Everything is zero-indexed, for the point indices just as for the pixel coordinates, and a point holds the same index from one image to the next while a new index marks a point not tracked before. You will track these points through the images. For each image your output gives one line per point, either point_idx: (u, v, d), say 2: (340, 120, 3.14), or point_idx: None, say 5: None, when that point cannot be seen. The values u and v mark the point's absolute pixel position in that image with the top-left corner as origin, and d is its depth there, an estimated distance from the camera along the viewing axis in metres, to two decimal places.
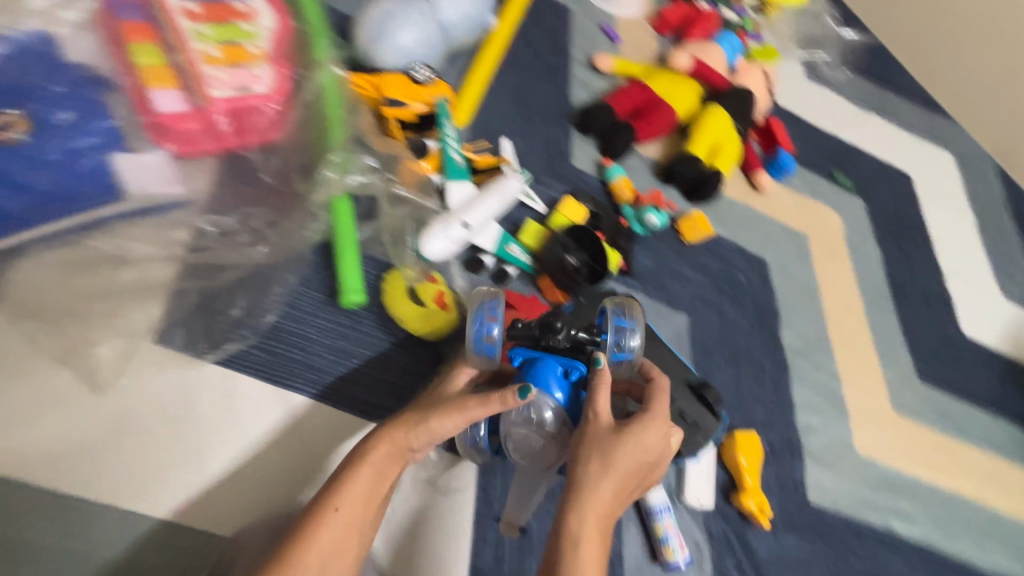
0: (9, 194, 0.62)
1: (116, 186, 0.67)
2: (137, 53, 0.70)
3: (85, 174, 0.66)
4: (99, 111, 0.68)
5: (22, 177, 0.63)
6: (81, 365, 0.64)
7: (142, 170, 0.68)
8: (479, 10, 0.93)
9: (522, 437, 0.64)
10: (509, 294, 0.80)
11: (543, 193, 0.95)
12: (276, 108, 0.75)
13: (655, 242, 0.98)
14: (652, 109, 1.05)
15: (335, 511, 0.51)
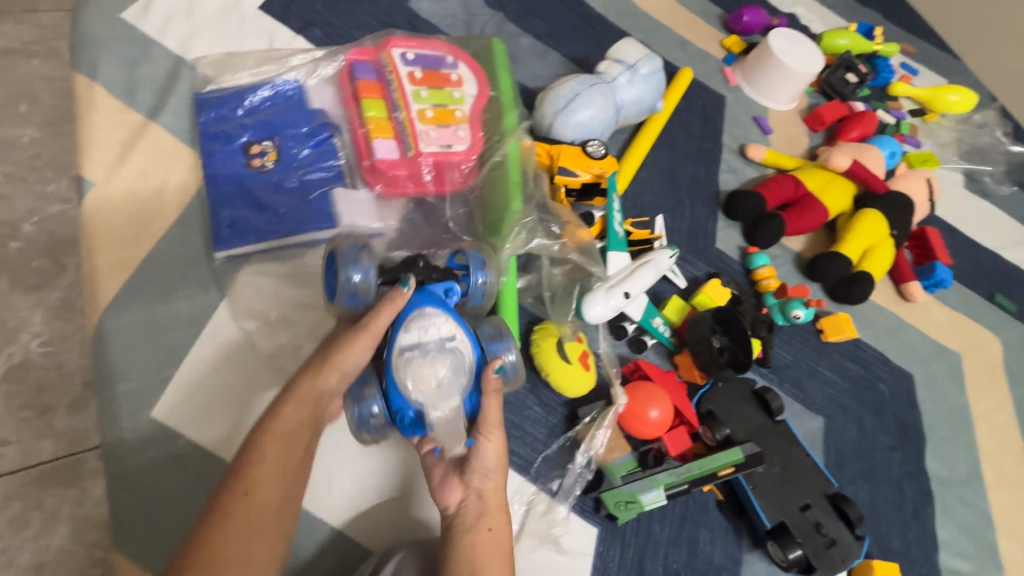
0: (257, 212, 0.77)
1: (334, 216, 0.78)
2: (366, 105, 0.83)
3: (312, 203, 0.79)
4: (330, 149, 0.83)
5: (268, 200, 0.78)
6: (280, 366, 0.72)
7: (355, 204, 0.80)
8: (651, 95, 1.00)
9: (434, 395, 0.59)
10: (648, 365, 0.82)
11: (687, 270, 0.98)
12: (470, 166, 0.86)
13: (793, 336, 0.96)
14: (803, 204, 1.06)
15: (249, 491, 0.50)
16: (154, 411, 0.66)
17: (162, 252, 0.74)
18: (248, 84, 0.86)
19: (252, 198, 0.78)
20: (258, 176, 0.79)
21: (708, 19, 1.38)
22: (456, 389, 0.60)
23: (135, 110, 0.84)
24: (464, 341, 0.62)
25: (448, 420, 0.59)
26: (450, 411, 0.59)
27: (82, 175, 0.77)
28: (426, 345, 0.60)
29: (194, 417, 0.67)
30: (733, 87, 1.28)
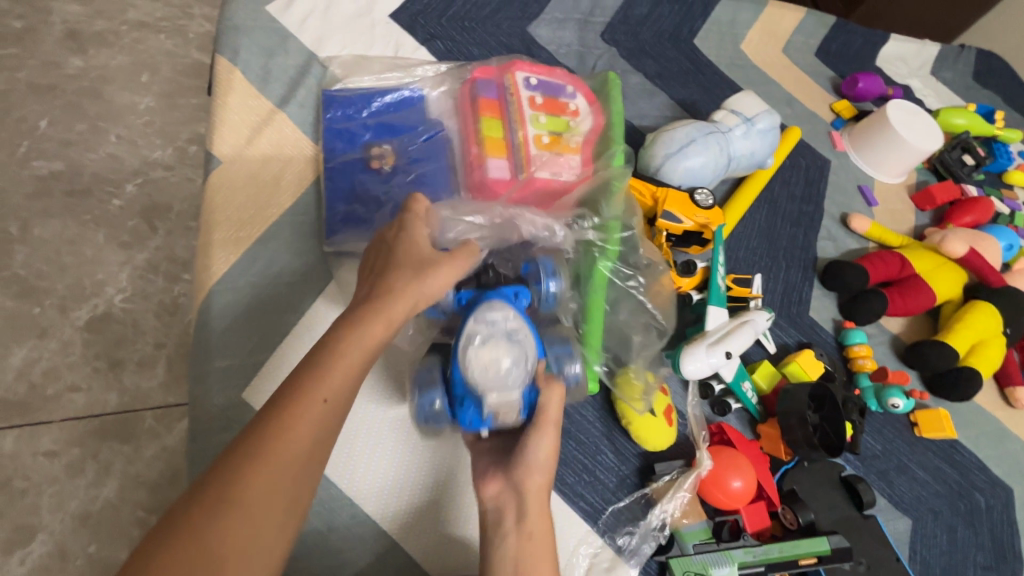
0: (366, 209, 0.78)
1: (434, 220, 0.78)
2: (486, 123, 0.84)
3: None
4: (442, 160, 0.84)
5: (377, 199, 0.79)
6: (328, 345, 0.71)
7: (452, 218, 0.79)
8: (764, 150, 0.97)
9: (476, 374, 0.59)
10: (730, 429, 0.78)
11: (776, 334, 0.94)
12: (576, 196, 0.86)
13: (884, 424, 0.89)
14: (908, 285, 1.00)
15: (323, 404, 0.43)
16: (245, 393, 0.67)
17: (272, 237, 0.76)
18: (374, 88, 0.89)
19: (366, 199, 0.79)
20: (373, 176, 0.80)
21: (819, 81, 1.34)
22: (516, 377, 0.59)
23: (266, 97, 0.87)
24: (528, 329, 0.61)
25: (506, 402, 0.58)
26: (506, 393, 0.58)
27: (209, 152, 0.80)
28: (492, 331, 0.59)
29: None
30: (839, 153, 1.24)
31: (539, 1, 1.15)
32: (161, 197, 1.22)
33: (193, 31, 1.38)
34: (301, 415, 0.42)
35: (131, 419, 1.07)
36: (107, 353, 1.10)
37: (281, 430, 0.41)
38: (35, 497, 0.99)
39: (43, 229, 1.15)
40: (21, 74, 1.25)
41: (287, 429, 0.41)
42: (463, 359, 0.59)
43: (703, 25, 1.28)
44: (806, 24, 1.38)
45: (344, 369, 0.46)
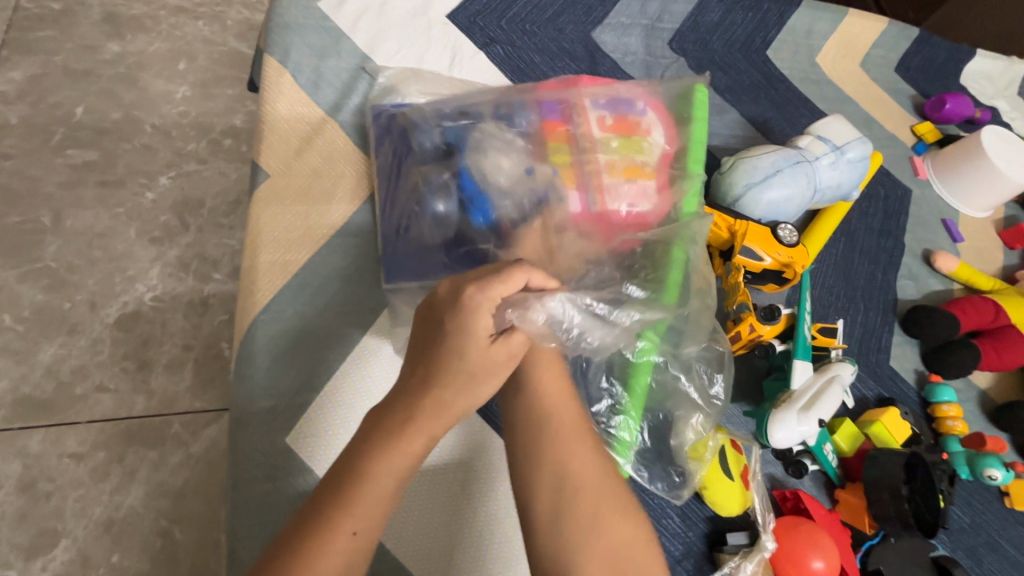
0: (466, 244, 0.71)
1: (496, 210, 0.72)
2: (510, 101, 0.79)
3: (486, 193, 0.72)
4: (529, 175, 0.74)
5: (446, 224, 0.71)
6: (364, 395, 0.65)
7: (510, 193, 0.73)
8: (851, 182, 0.89)
9: (479, 168, 0.73)
10: (807, 497, 0.71)
11: (855, 386, 0.85)
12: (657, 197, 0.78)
13: (973, 493, 0.81)
14: (1003, 337, 0.91)
15: (352, 536, 0.43)
16: (287, 437, 0.61)
17: (321, 261, 0.70)
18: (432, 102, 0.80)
19: (440, 239, 0.71)
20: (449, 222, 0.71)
21: (899, 99, 1.23)
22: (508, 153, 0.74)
23: (317, 104, 0.81)
24: (492, 133, 0.76)
25: (517, 172, 0.74)
26: (509, 168, 0.74)
27: (256, 164, 0.74)
28: (489, 150, 0.74)
29: (323, 453, 0.61)
30: (921, 181, 1.14)
31: (604, 4, 1.06)
32: (194, 192, 1.16)
33: (231, 18, 1.32)
34: (330, 552, 0.43)
35: (157, 424, 1.00)
36: (136, 354, 1.04)
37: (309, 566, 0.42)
38: (60, 501, 0.94)
39: (74, 221, 1.10)
40: (57, 57, 1.20)
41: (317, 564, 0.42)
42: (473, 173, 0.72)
43: (778, 34, 1.17)
44: (889, 35, 1.26)
45: (374, 497, 0.45)
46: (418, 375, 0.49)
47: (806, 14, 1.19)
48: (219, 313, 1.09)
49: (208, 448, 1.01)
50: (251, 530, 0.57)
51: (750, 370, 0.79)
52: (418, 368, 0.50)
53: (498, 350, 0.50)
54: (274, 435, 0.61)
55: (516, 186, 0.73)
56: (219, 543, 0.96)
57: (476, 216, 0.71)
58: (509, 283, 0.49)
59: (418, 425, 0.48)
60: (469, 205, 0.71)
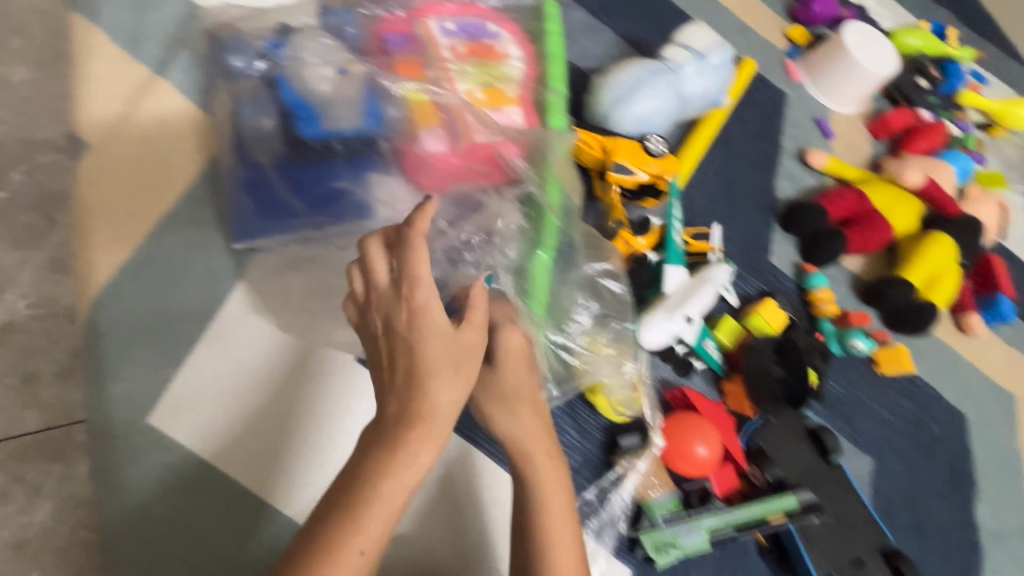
0: (319, 188, 0.64)
1: (333, 127, 0.65)
2: (336, 22, 0.72)
3: (313, 107, 0.64)
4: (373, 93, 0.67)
5: (279, 189, 0.64)
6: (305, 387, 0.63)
7: (344, 104, 0.65)
8: (718, 87, 0.90)
9: (305, 77, 0.64)
10: (693, 393, 0.75)
11: (737, 286, 0.90)
12: (520, 117, 0.75)
13: (846, 366, 0.89)
14: (869, 221, 0.97)
15: (358, 556, 0.39)
16: (175, 435, 0.59)
17: (166, 233, 0.65)
18: (249, 20, 0.68)
19: (281, 176, 0.64)
20: (282, 156, 0.64)
21: (772, 4, 1.25)
22: (334, 58, 0.65)
23: (139, 61, 0.73)
24: (309, 39, 0.67)
25: (342, 78, 0.65)
26: (334, 73, 0.65)
27: (76, 137, 0.67)
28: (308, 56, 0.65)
29: (209, 439, 0.59)
30: (795, 83, 1.17)
31: None
32: None
33: None
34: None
35: None
36: None
37: None
38: None
39: None
40: None
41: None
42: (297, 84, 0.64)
43: None
44: None
45: (379, 514, 0.40)
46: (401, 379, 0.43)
47: None
48: None
49: None
50: (139, 508, 0.56)
51: None
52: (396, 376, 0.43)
53: (469, 336, 0.46)
54: (159, 431, 0.58)
55: (339, 94, 0.65)
56: None
57: (303, 128, 0.63)
58: (424, 219, 0.46)
59: (426, 440, 0.42)
60: (291, 114, 0.63)
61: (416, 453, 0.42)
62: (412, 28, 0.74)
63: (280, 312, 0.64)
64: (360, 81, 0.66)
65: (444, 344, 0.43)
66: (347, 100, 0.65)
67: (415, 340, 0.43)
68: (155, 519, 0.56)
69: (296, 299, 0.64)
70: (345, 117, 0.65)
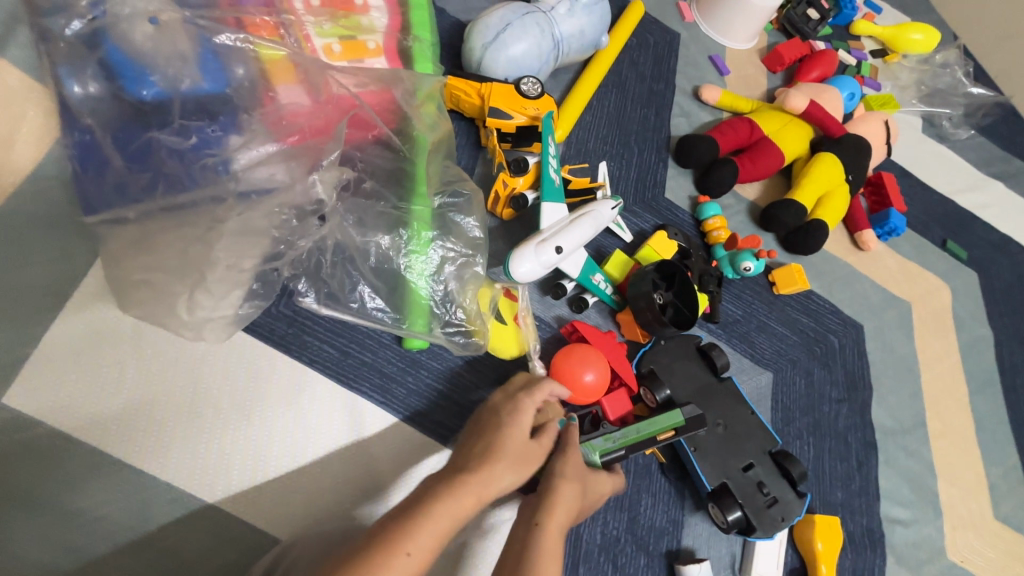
0: (153, 151, 0.60)
1: (166, 87, 0.60)
2: None
3: (140, 66, 0.59)
4: (213, 52, 0.63)
5: (106, 151, 0.59)
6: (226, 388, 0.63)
7: (176, 62, 0.61)
8: (594, 28, 0.90)
9: (126, 31, 0.59)
10: (583, 327, 0.76)
11: (632, 222, 0.91)
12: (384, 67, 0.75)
13: (743, 289, 0.91)
14: (757, 149, 0.99)
15: (406, 556, 0.41)
16: (133, 461, 0.58)
17: (10, 213, 0.62)
18: None
19: (112, 142, 0.58)
20: (114, 117, 0.58)
21: None
22: (158, 12, 0.60)
23: None
24: None
25: (171, 33, 0.60)
26: (158, 28, 0.60)
27: None
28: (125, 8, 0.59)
29: (79, 410, 0.58)
30: (689, 24, 1.19)
31: None
32: None
33: None
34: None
35: None
36: None
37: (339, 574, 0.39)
38: None
39: None
40: None
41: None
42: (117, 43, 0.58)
43: None
44: None
45: (429, 528, 0.43)
46: (476, 452, 0.52)
47: None
48: None
49: None
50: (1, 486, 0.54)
51: (520, 226, 0.80)
52: (476, 447, 0.53)
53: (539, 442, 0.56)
54: (72, 438, 0.57)
55: (161, 45, 0.60)
56: None
57: (132, 89, 0.59)
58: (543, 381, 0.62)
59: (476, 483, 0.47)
60: (117, 77, 0.58)
61: (464, 494, 0.47)
62: None
63: (129, 283, 0.60)
64: (185, 31, 0.61)
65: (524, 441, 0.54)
66: (175, 54, 0.61)
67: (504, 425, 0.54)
68: (17, 496, 0.54)
69: (141, 265, 0.59)
70: (180, 76, 0.61)
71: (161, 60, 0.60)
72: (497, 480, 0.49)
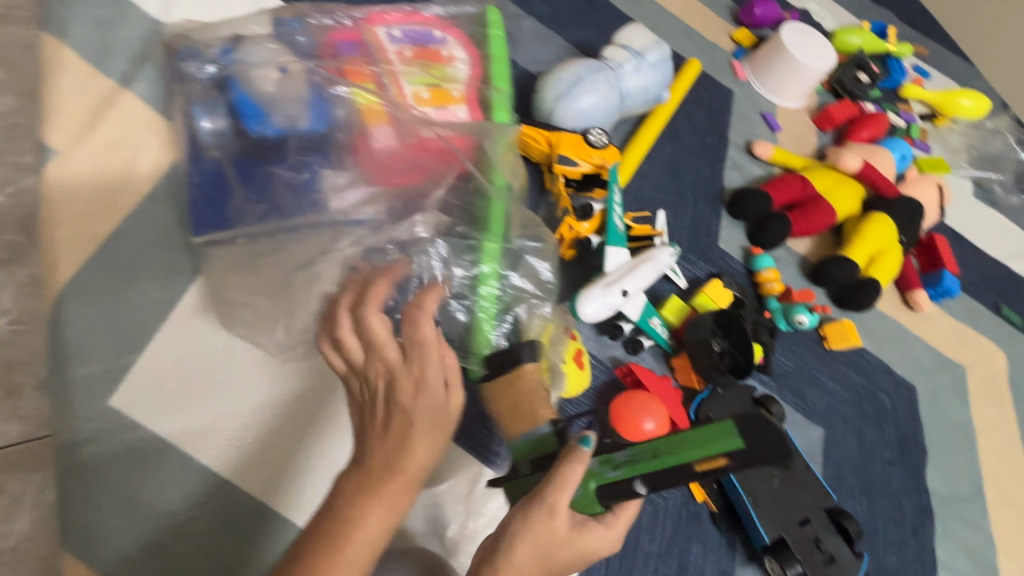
0: (266, 186, 0.68)
1: (281, 127, 0.67)
2: (281, 18, 0.77)
3: (256, 106, 0.66)
4: (321, 96, 0.68)
5: (232, 184, 0.68)
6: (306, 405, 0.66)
7: (289, 104, 0.67)
8: (657, 84, 0.96)
9: (250, 76, 0.66)
10: (639, 369, 0.79)
11: (686, 269, 0.94)
12: (466, 114, 0.81)
13: (795, 342, 0.92)
14: (810, 205, 1.01)
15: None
16: (215, 468, 0.61)
17: (129, 231, 0.69)
18: (203, 31, 0.72)
19: (236, 174, 0.67)
20: (236, 151, 0.67)
21: (718, 11, 1.32)
22: (279, 60, 0.67)
23: (106, 75, 0.78)
24: (251, 43, 0.68)
25: (287, 79, 0.67)
26: (279, 75, 0.67)
27: (44, 144, 0.71)
28: (253, 58, 0.67)
29: (175, 417, 0.62)
30: (742, 82, 1.24)
31: None
32: None
33: None
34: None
35: None
36: None
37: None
38: None
39: None
40: None
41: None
42: (243, 86, 0.66)
43: None
44: None
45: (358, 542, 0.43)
46: (393, 434, 0.48)
47: None
48: None
49: None
50: (105, 483, 0.58)
51: (581, 267, 0.83)
52: (391, 426, 0.48)
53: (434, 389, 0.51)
54: (166, 443, 0.61)
55: (279, 90, 0.67)
56: None
57: (250, 125, 0.66)
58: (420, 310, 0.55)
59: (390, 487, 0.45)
60: (241, 116, 0.66)
61: (395, 499, 0.45)
62: (362, 34, 0.79)
63: (232, 303, 0.67)
64: (303, 78, 0.68)
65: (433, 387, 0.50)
66: (293, 98, 0.67)
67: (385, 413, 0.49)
68: (117, 494, 0.58)
69: (245, 287, 0.67)
70: (291, 117, 0.67)
71: (277, 102, 0.67)
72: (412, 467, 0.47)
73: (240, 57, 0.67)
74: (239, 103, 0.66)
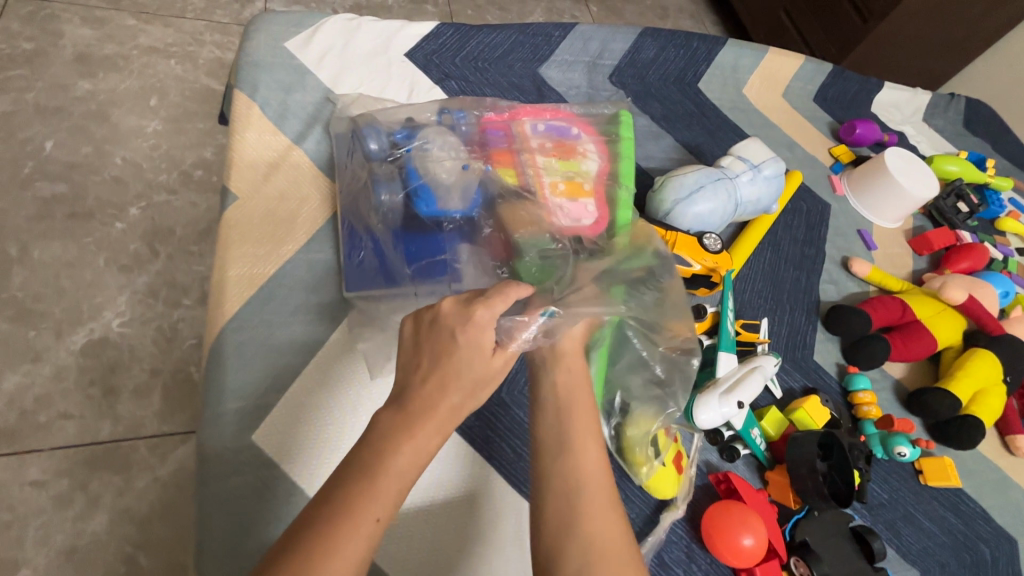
0: (430, 252, 0.76)
1: (443, 210, 0.78)
2: (447, 107, 0.88)
3: (420, 184, 0.77)
4: (481, 190, 0.81)
5: (388, 254, 0.76)
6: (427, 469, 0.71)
7: (457, 191, 0.79)
8: (769, 196, 1.00)
9: (423, 159, 0.79)
10: (736, 479, 0.78)
11: (782, 379, 0.94)
12: (594, 209, 0.83)
13: (890, 472, 0.90)
14: (910, 331, 1.01)
15: (375, 522, 0.43)
16: None
17: (287, 275, 0.76)
18: (382, 115, 0.86)
19: (394, 244, 0.76)
20: (398, 227, 0.77)
21: (818, 125, 1.38)
22: (457, 153, 0.81)
23: (283, 133, 0.88)
24: (432, 136, 0.81)
25: (456, 169, 0.79)
26: (455, 164, 0.80)
27: (226, 187, 0.81)
28: (433, 147, 0.80)
29: (304, 464, 0.66)
30: (839, 196, 1.27)
31: (549, 43, 1.17)
32: (164, 222, 1.22)
33: (203, 57, 1.41)
34: (356, 532, 0.42)
35: (124, 450, 1.03)
36: (103, 380, 1.07)
37: (329, 529, 0.42)
38: (20, 530, 0.95)
39: (42, 252, 1.13)
40: (29, 95, 1.25)
41: (336, 554, 0.41)
42: (418, 165, 0.79)
43: (707, 69, 1.31)
44: (806, 69, 1.41)
45: (389, 487, 0.45)
46: (432, 385, 0.50)
47: (731, 51, 1.33)
48: (188, 338, 1.13)
49: (175, 471, 1.04)
50: (240, 522, 0.61)
51: None
52: (432, 377, 0.51)
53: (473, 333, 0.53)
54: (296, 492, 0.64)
55: (452, 180, 0.79)
56: (186, 565, 0.98)
57: (421, 206, 0.77)
58: (503, 298, 0.55)
59: (433, 427, 0.49)
60: (414, 197, 0.77)
61: (427, 440, 0.48)
62: (511, 127, 0.87)
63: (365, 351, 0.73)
64: (477, 173, 0.81)
65: (470, 342, 0.52)
66: (460, 186, 0.79)
67: (456, 362, 0.51)
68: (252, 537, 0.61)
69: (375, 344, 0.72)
70: (451, 202, 0.78)
71: (445, 184, 0.78)
72: (445, 405, 0.50)
73: (419, 147, 0.80)
74: (413, 183, 0.77)
